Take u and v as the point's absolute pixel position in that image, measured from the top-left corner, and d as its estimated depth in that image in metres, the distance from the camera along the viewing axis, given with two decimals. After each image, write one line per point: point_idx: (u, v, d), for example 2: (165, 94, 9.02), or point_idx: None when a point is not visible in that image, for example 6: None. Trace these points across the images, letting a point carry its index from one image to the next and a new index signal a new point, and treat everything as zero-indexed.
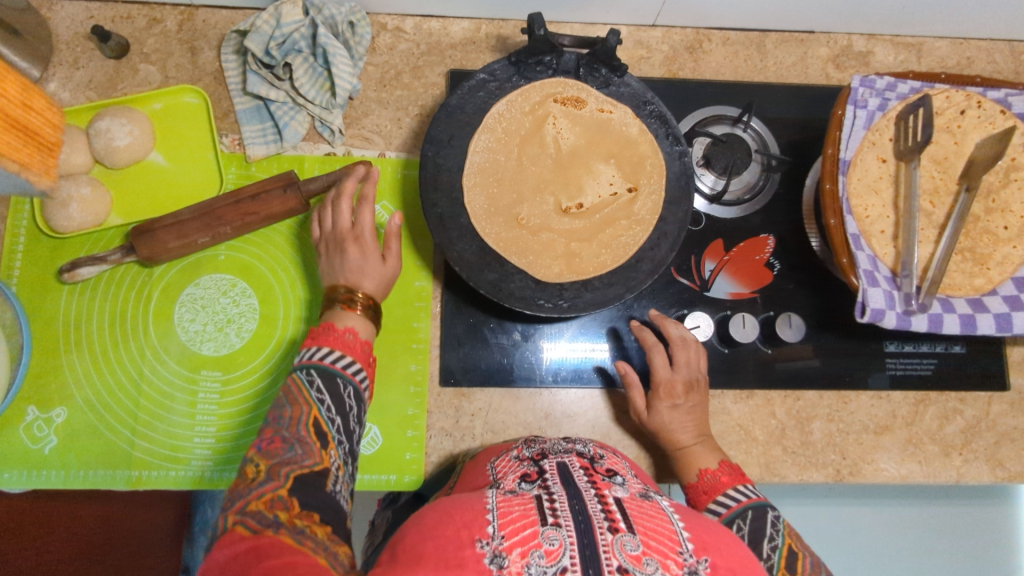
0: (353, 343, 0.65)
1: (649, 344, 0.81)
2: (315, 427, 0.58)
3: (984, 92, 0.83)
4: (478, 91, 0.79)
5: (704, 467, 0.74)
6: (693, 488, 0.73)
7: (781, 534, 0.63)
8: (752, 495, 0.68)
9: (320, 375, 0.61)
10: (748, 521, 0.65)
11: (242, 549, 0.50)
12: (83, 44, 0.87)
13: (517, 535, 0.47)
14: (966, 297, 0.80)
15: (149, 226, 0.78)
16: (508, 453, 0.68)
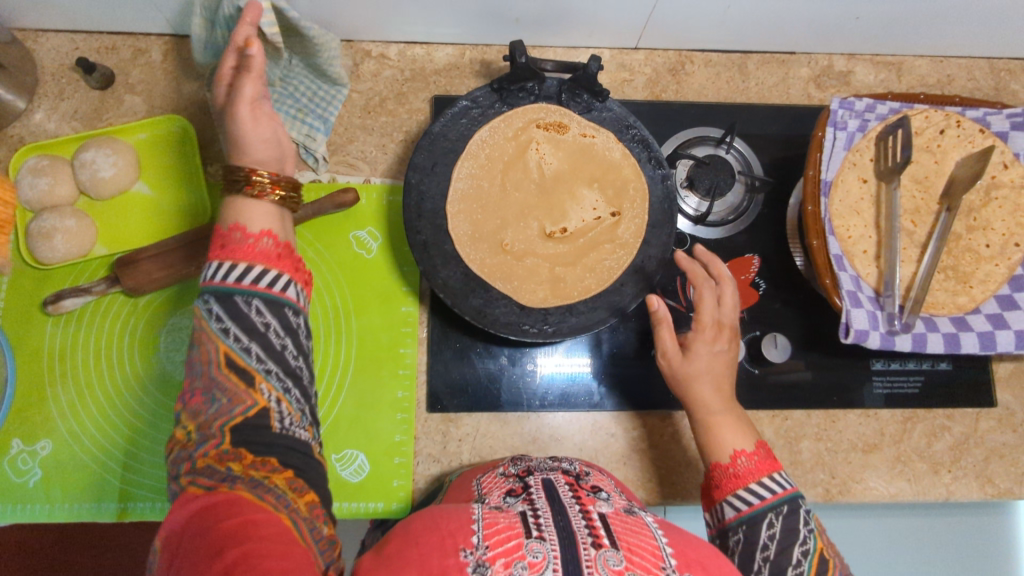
0: (243, 240, 0.54)
1: (701, 280, 0.73)
2: (229, 365, 0.52)
3: (963, 112, 0.83)
4: (461, 118, 0.80)
5: (734, 448, 0.66)
6: (723, 468, 0.65)
7: (813, 538, 0.60)
8: (787, 488, 0.62)
9: (217, 302, 0.52)
10: (781, 518, 0.60)
11: (196, 510, 0.46)
12: (69, 76, 0.88)
13: (501, 546, 0.47)
14: (950, 315, 0.80)
15: (134, 257, 0.79)
16: (494, 470, 0.68)
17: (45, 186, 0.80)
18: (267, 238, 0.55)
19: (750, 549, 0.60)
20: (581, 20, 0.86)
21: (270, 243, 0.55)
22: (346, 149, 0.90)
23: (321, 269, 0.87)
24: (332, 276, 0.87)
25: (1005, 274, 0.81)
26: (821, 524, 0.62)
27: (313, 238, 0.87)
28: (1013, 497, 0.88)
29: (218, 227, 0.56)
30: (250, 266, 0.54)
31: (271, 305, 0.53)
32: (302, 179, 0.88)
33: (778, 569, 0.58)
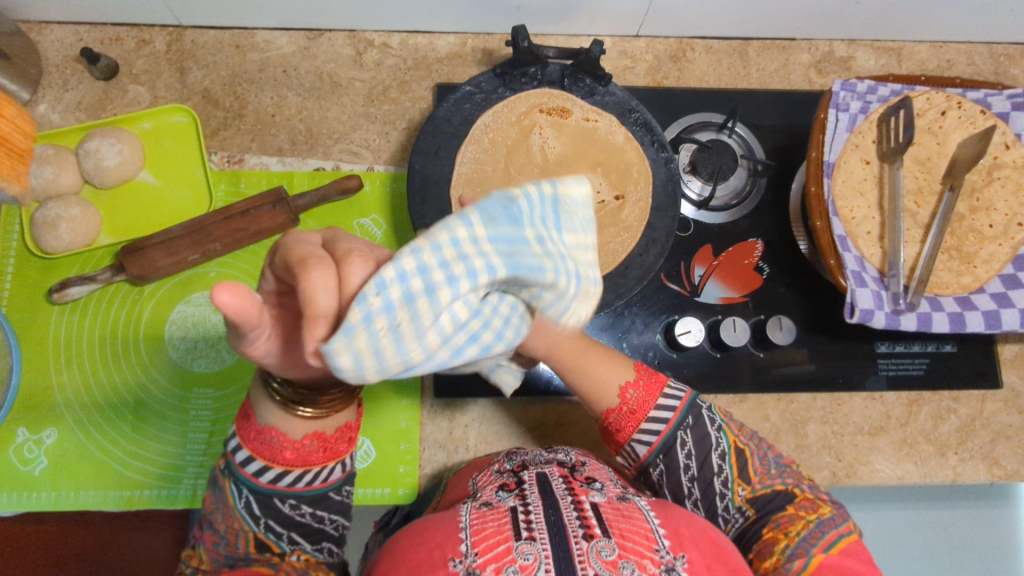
0: (281, 444, 0.51)
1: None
2: (256, 540, 0.53)
3: (963, 93, 0.84)
4: (464, 103, 0.80)
5: (619, 385, 0.64)
6: (617, 411, 0.63)
7: (724, 436, 0.64)
8: (681, 395, 0.65)
9: (251, 495, 0.52)
10: (690, 433, 0.63)
11: None
12: (73, 67, 0.88)
13: (490, 552, 0.47)
14: (955, 295, 0.81)
15: (138, 245, 0.79)
16: (490, 468, 0.65)
17: (50, 175, 0.81)
18: (309, 439, 0.52)
19: (678, 476, 0.64)
20: (583, 7, 0.87)
21: (314, 445, 0.53)
22: (349, 137, 0.90)
23: None
24: None
25: (1008, 253, 0.81)
26: (724, 415, 0.66)
27: (315, 227, 0.87)
28: (1020, 478, 0.88)
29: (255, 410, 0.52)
30: (292, 470, 0.52)
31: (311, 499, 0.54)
32: (307, 167, 0.89)
33: (706, 484, 0.63)
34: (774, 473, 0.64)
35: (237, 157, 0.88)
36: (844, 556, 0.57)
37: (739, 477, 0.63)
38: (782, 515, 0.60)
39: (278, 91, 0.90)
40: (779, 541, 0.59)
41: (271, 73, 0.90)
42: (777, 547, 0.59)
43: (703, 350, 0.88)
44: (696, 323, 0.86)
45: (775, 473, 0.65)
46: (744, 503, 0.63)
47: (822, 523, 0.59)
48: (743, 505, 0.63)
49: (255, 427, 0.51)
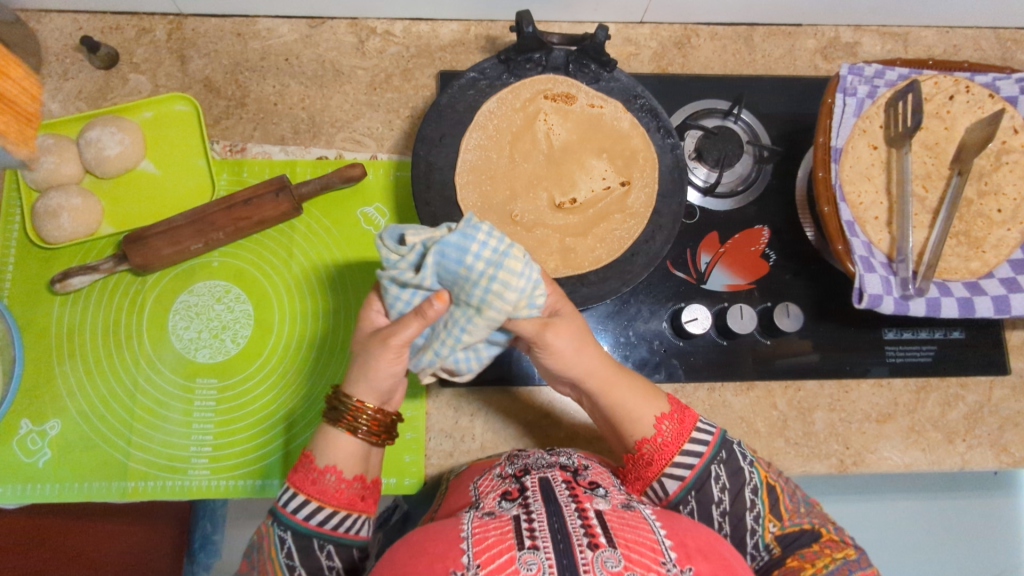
0: (333, 485, 0.59)
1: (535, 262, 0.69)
2: None
3: (971, 77, 0.83)
4: (469, 90, 0.80)
5: (659, 415, 0.63)
6: (651, 442, 0.62)
7: (756, 471, 0.63)
8: (714, 432, 0.64)
9: (293, 541, 0.57)
10: (723, 466, 0.62)
11: None
12: (73, 56, 0.87)
13: (492, 563, 0.46)
14: (963, 280, 0.80)
15: (141, 234, 0.78)
16: (491, 473, 0.65)
17: (51, 164, 0.80)
18: (347, 483, 0.59)
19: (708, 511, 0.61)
20: None
21: (359, 488, 0.60)
22: (352, 126, 0.89)
23: (328, 244, 0.86)
24: (339, 251, 0.86)
25: (1017, 238, 0.80)
26: (758, 454, 0.66)
27: (320, 216, 0.87)
28: None
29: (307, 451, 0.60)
30: (333, 512, 0.58)
31: (341, 550, 0.58)
32: (310, 155, 0.88)
33: (738, 519, 0.61)
34: (802, 511, 0.63)
35: (240, 145, 0.88)
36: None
37: (769, 512, 0.62)
38: (808, 550, 0.59)
39: (280, 80, 0.89)
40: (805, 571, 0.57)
41: (273, 61, 0.89)
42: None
43: (710, 338, 0.88)
44: (702, 311, 0.86)
45: (803, 511, 0.63)
46: (771, 539, 0.61)
47: (849, 562, 0.57)
48: (771, 543, 0.61)
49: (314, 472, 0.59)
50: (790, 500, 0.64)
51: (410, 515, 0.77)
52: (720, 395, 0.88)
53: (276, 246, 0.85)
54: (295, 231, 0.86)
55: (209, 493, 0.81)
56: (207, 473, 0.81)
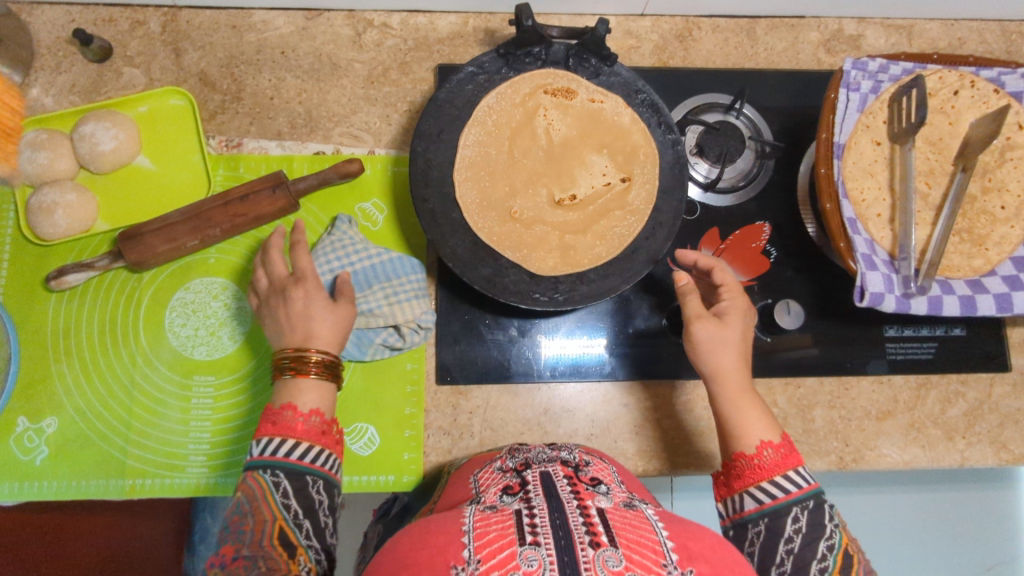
0: (294, 419, 0.62)
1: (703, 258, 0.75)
2: (280, 538, 0.56)
3: (976, 72, 0.82)
4: (467, 84, 0.79)
5: (778, 435, 0.64)
6: (747, 458, 0.62)
7: (838, 531, 0.59)
8: (812, 484, 0.61)
9: (287, 478, 0.58)
10: (807, 512, 0.59)
11: None
12: (65, 49, 0.86)
13: (493, 558, 0.45)
14: (965, 278, 0.79)
15: (136, 231, 0.77)
16: (491, 465, 0.65)
17: (45, 160, 0.79)
18: (314, 414, 0.63)
19: (775, 542, 0.59)
20: None
21: (318, 423, 0.62)
22: (349, 120, 0.88)
23: None
24: None
25: (1020, 235, 0.79)
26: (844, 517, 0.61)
27: (317, 211, 0.86)
28: None
29: (269, 406, 0.63)
30: (307, 445, 0.61)
31: (327, 486, 0.60)
32: (307, 150, 0.87)
33: (802, 563, 0.58)
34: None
35: (236, 140, 0.87)
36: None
37: (838, 571, 0.57)
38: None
39: (276, 73, 0.88)
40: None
41: (268, 54, 0.88)
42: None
43: None
44: None
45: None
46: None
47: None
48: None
49: (275, 415, 0.62)
50: (863, 568, 0.59)
51: (409, 507, 0.78)
52: None
53: None
54: (292, 227, 0.85)
55: (207, 492, 0.81)
56: (204, 470, 0.81)
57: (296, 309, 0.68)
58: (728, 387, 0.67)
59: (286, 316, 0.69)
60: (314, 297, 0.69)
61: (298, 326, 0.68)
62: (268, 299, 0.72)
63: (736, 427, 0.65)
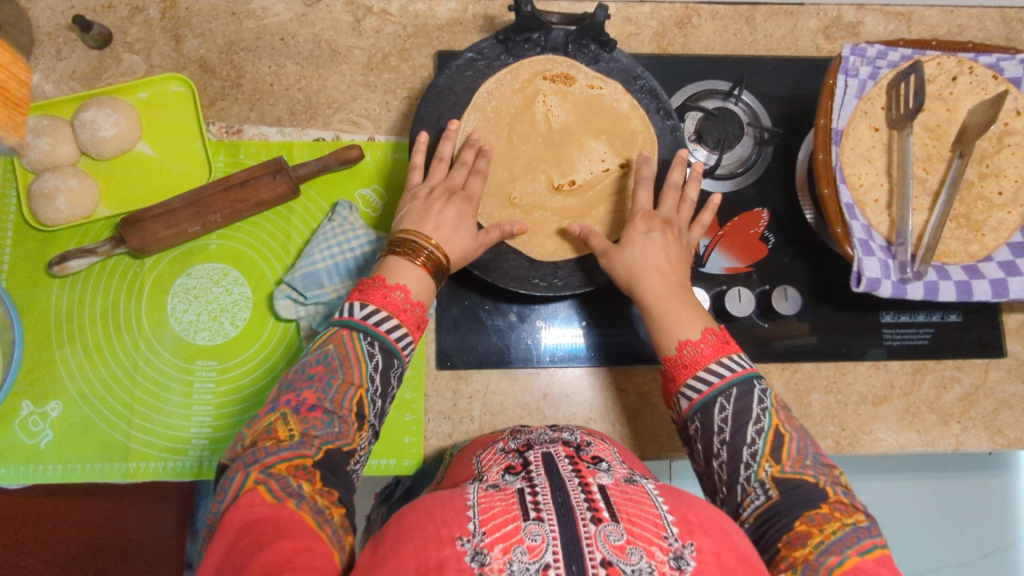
0: (402, 302, 0.59)
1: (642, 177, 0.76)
2: (357, 407, 0.55)
3: (976, 58, 0.82)
4: (467, 71, 0.79)
5: (699, 329, 0.63)
6: (673, 360, 0.63)
7: (768, 415, 0.58)
8: (741, 369, 0.61)
9: (380, 351, 0.57)
10: (733, 401, 0.59)
11: (263, 516, 0.46)
12: (66, 35, 0.86)
13: (498, 531, 0.46)
14: (962, 263, 0.80)
15: (138, 217, 0.78)
16: (494, 446, 0.66)
17: (46, 146, 0.79)
18: (417, 305, 0.61)
19: (709, 436, 0.59)
20: None
21: (420, 315, 0.61)
22: (349, 107, 0.88)
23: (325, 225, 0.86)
24: None
25: (1017, 221, 0.80)
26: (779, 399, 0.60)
27: (317, 197, 0.86)
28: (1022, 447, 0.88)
29: (381, 278, 0.61)
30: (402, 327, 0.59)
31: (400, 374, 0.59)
32: (307, 137, 0.87)
33: (734, 452, 0.58)
34: (809, 463, 0.57)
35: (236, 127, 0.87)
36: (878, 565, 0.49)
37: (769, 453, 0.57)
38: (816, 511, 0.52)
39: (276, 60, 0.88)
40: (812, 535, 0.51)
41: (268, 41, 0.88)
42: (808, 542, 0.50)
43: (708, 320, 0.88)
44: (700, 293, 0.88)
45: (810, 462, 0.57)
46: (769, 480, 0.55)
47: (858, 529, 0.51)
48: (768, 482, 0.55)
49: (386, 290, 0.59)
50: (799, 448, 0.57)
51: (413, 489, 0.77)
52: None
53: (272, 229, 0.85)
54: (292, 213, 0.86)
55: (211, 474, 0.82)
56: (207, 453, 0.82)
57: (447, 217, 0.67)
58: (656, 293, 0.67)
59: (431, 210, 0.67)
60: (466, 217, 0.68)
61: (442, 226, 0.66)
62: (428, 188, 0.70)
63: (661, 331, 0.65)
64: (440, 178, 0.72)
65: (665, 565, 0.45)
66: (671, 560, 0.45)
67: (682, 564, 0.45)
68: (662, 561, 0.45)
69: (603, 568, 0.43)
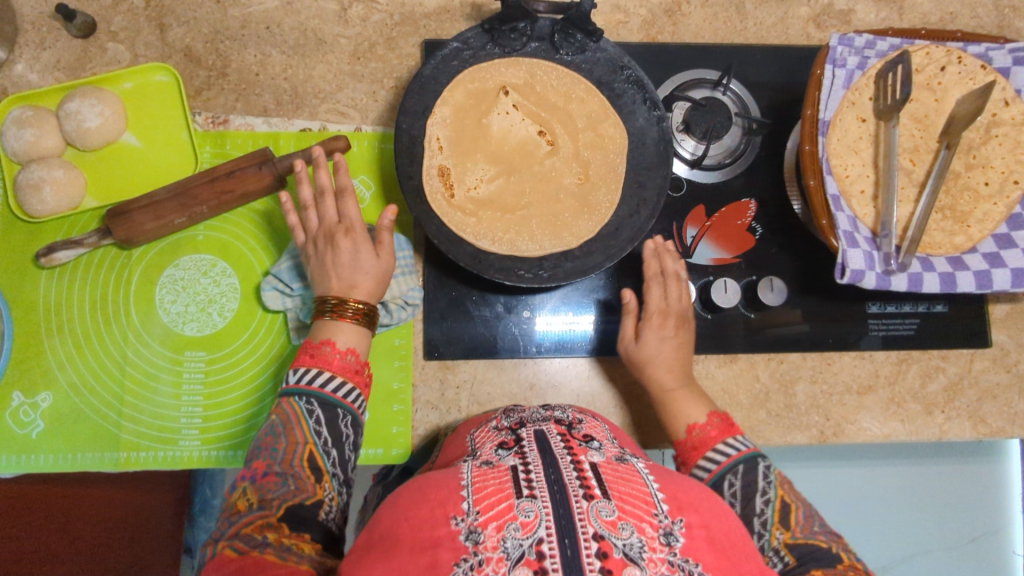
0: (331, 354, 0.64)
1: (653, 273, 0.83)
2: (310, 462, 0.59)
3: (964, 47, 0.82)
4: (452, 60, 0.79)
5: (705, 414, 0.72)
6: (682, 445, 0.71)
7: (773, 487, 0.62)
8: (743, 449, 0.66)
9: (320, 407, 0.61)
10: (740, 476, 0.64)
11: (230, 570, 0.51)
12: (49, 24, 0.86)
13: (491, 509, 0.46)
14: (947, 255, 0.80)
15: (124, 208, 0.78)
16: (487, 425, 0.66)
17: (31, 137, 0.79)
18: (346, 351, 0.65)
19: None
20: None
21: (353, 361, 0.65)
22: (336, 97, 0.88)
23: None
24: None
25: (1003, 213, 0.80)
26: (785, 474, 0.64)
27: None
28: (1005, 436, 0.89)
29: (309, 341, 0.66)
30: (334, 376, 0.63)
31: (352, 423, 0.63)
32: (294, 127, 0.87)
33: (745, 523, 0.61)
34: (818, 530, 0.59)
35: (222, 117, 0.87)
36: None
37: (779, 521, 0.60)
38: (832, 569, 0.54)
39: (261, 49, 0.87)
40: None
41: (253, 29, 0.87)
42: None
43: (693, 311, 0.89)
44: None
45: (819, 529, 0.59)
46: (782, 548, 0.58)
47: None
48: (781, 549, 0.58)
49: (311, 349, 0.64)
50: (806, 514, 0.60)
51: (409, 469, 0.80)
52: (703, 367, 0.88)
53: (260, 219, 0.85)
54: (279, 204, 0.86)
55: (200, 464, 0.82)
56: (198, 443, 0.82)
57: (343, 261, 0.67)
58: (660, 381, 0.77)
59: (328, 263, 0.68)
60: (360, 245, 0.68)
61: (343, 273, 0.67)
62: (312, 240, 0.70)
63: (667, 411, 0.76)
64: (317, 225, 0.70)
65: (655, 540, 0.45)
66: (661, 536, 0.46)
67: (671, 540, 0.46)
68: (652, 537, 0.45)
69: (595, 543, 0.44)
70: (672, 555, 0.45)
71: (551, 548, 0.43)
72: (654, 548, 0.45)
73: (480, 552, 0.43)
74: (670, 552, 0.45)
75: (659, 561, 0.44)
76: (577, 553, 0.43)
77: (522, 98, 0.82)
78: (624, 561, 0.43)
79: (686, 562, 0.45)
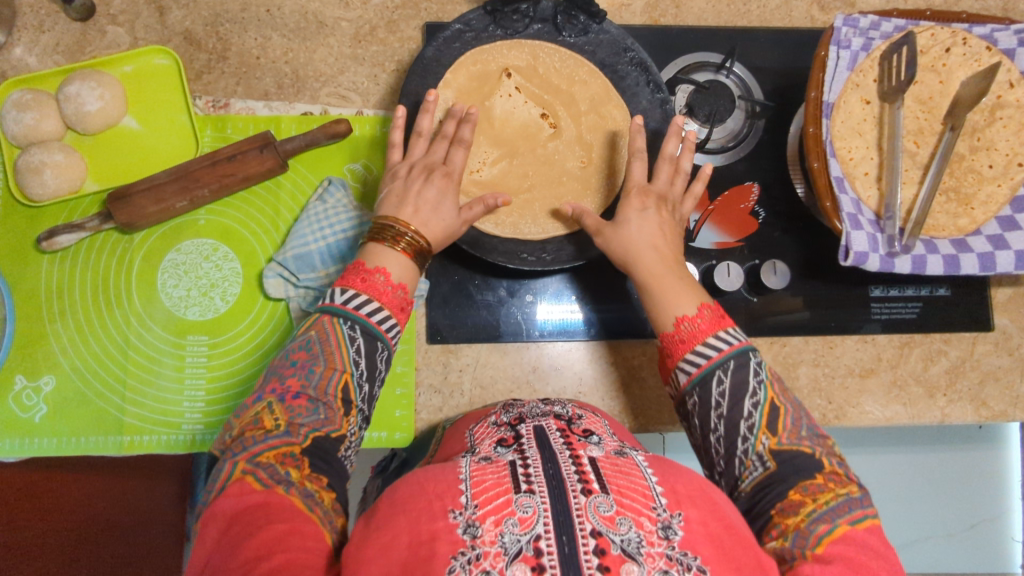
0: (382, 285, 0.62)
1: (636, 149, 0.74)
2: (342, 393, 0.59)
3: (969, 28, 0.81)
4: (454, 42, 0.78)
5: (696, 303, 0.64)
6: (670, 336, 0.64)
7: (764, 387, 0.60)
8: (736, 343, 0.62)
9: (362, 335, 0.60)
10: (730, 374, 0.60)
11: (253, 503, 0.50)
12: (47, 7, 0.85)
13: (490, 504, 0.46)
14: (950, 238, 0.80)
15: (125, 192, 0.77)
16: (486, 419, 0.66)
17: (31, 120, 0.78)
18: (398, 284, 0.63)
19: (705, 410, 0.60)
20: None
21: (401, 298, 0.63)
22: (337, 80, 0.87)
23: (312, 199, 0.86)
24: None
25: (1007, 195, 0.80)
26: (774, 372, 0.62)
27: (306, 172, 0.86)
28: (1006, 419, 0.89)
29: (363, 261, 0.63)
30: (381, 306, 0.61)
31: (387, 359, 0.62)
32: (295, 111, 0.87)
33: (731, 426, 0.59)
34: (804, 434, 0.59)
35: (222, 101, 0.86)
36: (869, 534, 0.52)
37: (766, 426, 0.59)
38: (811, 481, 0.55)
39: (262, 32, 0.87)
40: (806, 504, 0.54)
41: (254, 12, 0.87)
42: (805, 514, 0.53)
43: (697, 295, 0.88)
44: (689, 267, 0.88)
45: (805, 434, 0.59)
46: (765, 453, 0.58)
47: (852, 500, 0.54)
48: (765, 454, 0.58)
49: (366, 271, 0.62)
50: (792, 421, 0.60)
51: (407, 461, 0.80)
52: None
53: (261, 204, 0.85)
54: (281, 189, 0.85)
55: (202, 448, 0.83)
56: (201, 427, 0.83)
57: (427, 198, 0.67)
58: (646, 266, 0.67)
59: (412, 192, 0.68)
60: (448, 194, 0.68)
61: (422, 208, 0.67)
62: (405, 170, 0.70)
63: (658, 309, 0.65)
64: (419, 156, 0.72)
65: (653, 535, 0.45)
66: (659, 530, 0.46)
67: (670, 533, 0.46)
68: (650, 531, 0.46)
69: (593, 538, 0.44)
70: (671, 549, 0.45)
71: (548, 545, 0.43)
72: (652, 543, 0.45)
73: (478, 546, 0.44)
74: (668, 545, 0.45)
75: (657, 555, 0.44)
76: (574, 550, 0.43)
77: (523, 81, 0.82)
78: (622, 557, 0.43)
79: (685, 555, 0.45)
